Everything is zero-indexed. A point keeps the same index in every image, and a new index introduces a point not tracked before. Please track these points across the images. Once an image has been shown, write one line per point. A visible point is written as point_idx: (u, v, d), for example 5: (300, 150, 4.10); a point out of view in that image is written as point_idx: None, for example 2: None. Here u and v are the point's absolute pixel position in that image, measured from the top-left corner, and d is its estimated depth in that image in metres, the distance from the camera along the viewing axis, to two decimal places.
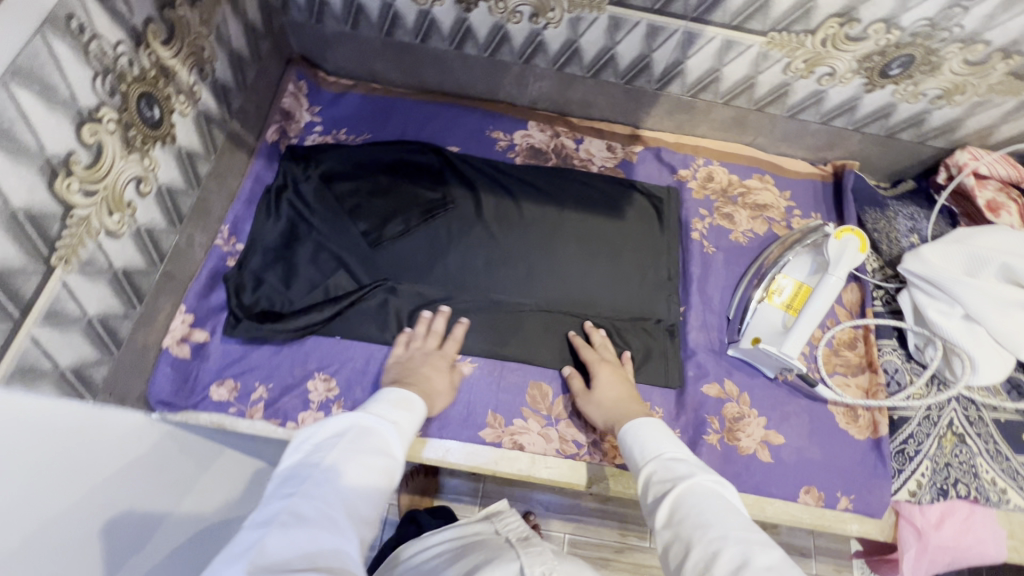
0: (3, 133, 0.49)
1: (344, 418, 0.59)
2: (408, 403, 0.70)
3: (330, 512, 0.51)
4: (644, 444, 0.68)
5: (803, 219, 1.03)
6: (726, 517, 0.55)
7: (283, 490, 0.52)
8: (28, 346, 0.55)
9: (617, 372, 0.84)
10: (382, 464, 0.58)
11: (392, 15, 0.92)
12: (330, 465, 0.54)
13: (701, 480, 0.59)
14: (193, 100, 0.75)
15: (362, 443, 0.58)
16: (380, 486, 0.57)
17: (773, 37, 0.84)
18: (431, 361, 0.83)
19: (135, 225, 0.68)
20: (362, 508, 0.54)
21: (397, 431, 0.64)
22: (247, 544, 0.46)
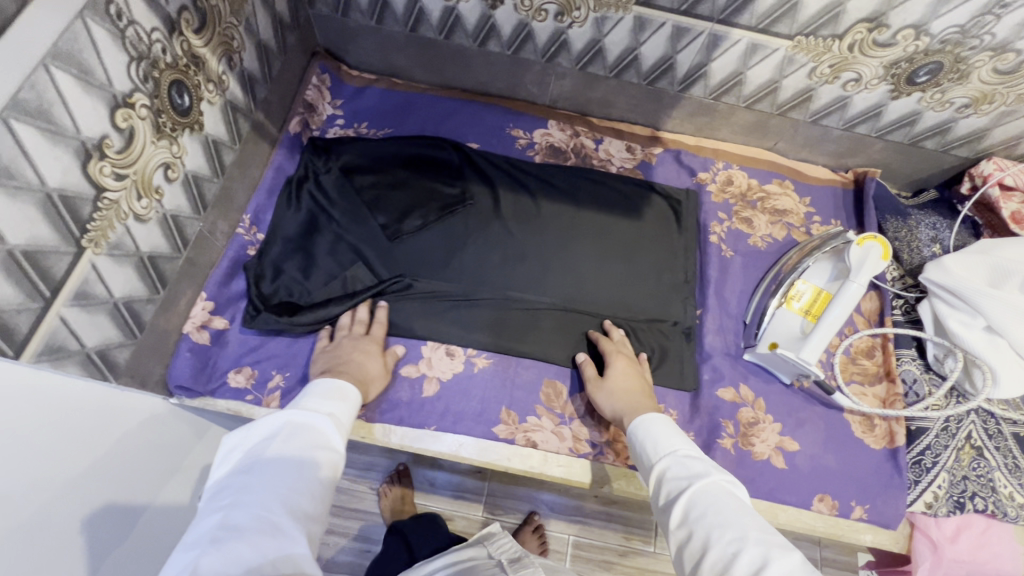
0: (43, 115, 0.49)
1: (272, 421, 0.60)
2: (342, 392, 0.71)
3: (269, 516, 0.51)
4: (655, 440, 0.67)
5: (822, 225, 1.02)
6: (744, 518, 0.55)
7: (215, 505, 0.52)
8: (56, 325, 0.56)
9: (635, 367, 0.84)
10: (319, 458, 0.59)
11: (418, 11, 0.92)
12: (262, 470, 0.55)
13: (716, 479, 0.59)
14: (221, 89, 0.76)
15: (295, 440, 0.59)
16: (321, 479, 0.58)
17: (800, 41, 0.83)
18: (359, 346, 0.82)
19: (162, 211, 0.69)
20: (306, 504, 0.55)
21: (334, 424, 0.65)
22: (182, 567, 0.46)
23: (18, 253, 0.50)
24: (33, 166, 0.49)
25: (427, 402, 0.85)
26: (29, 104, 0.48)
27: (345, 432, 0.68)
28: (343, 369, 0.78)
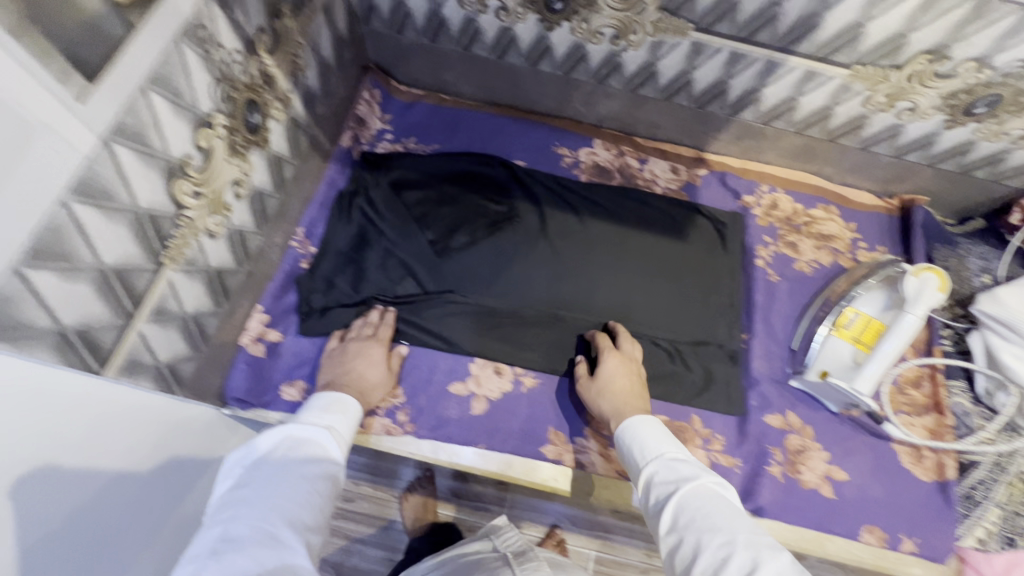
0: (139, 136, 0.50)
1: (273, 436, 0.63)
2: (342, 406, 0.73)
3: (269, 525, 0.52)
4: (646, 444, 0.68)
5: (868, 251, 1.02)
6: (734, 521, 0.55)
7: (219, 516, 0.54)
8: (136, 340, 0.57)
9: (628, 364, 0.83)
10: (319, 471, 0.61)
11: (473, 30, 0.93)
12: (262, 483, 0.57)
13: (705, 482, 0.60)
14: (287, 106, 0.77)
15: (294, 454, 0.61)
16: (321, 491, 0.59)
17: (858, 70, 0.83)
18: (365, 351, 0.82)
19: (230, 227, 0.70)
20: (307, 514, 0.56)
21: (332, 437, 0.67)
22: None
23: (109, 269, 0.51)
24: (128, 186, 0.50)
25: (475, 420, 0.86)
26: (129, 127, 0.49)
27: (344, 444, 0.70)
28: (346, 385, 0.78)
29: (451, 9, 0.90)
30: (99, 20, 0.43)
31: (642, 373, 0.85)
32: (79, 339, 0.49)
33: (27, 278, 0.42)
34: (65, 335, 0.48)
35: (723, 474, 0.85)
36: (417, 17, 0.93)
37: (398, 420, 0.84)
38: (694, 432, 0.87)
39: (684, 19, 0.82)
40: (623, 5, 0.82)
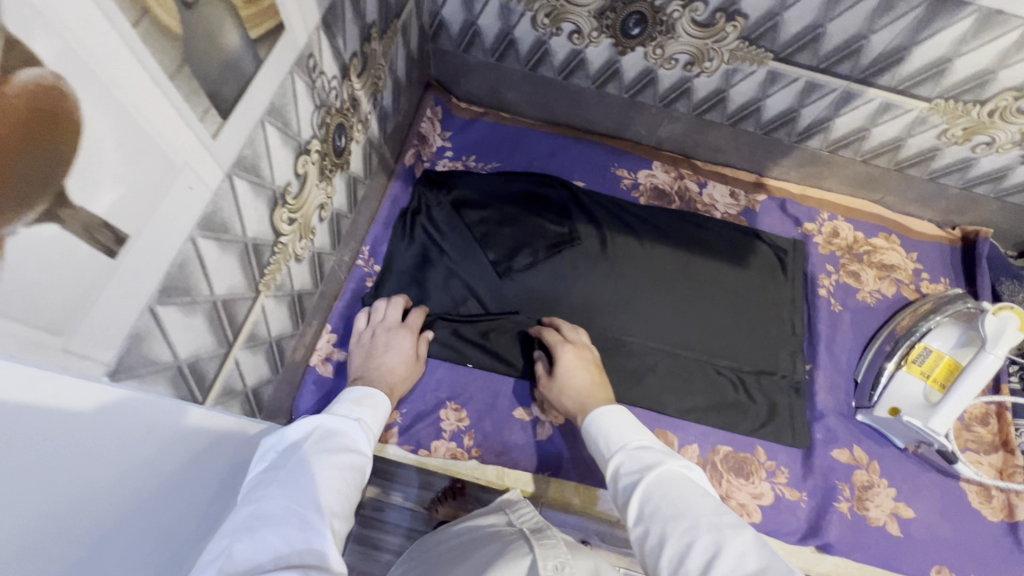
0: (253, 168, 0.50)
1: (306, 424, 0.62)
2: (373, 399, 0.72)
3: (298, 509, 0.52)
4: (614, 434, 0.67)
5: (931, 283, 1.01)
6: (697, 506, 0.55)
7: (252, 496, 0.54)
8: (232, 368, 0.57)
9: (584, 354, 0.82)
10: (349, 460, 0.60)
11: (543, 51, 0.92)
12: (294, 468, 0.56)
13: (668, 468, 0.60)
14: (366, 127, 0.77)
15: (326, 443, 0.61)
16: (350, 480, 0.59)
17: (938, 104, 0.82)
18: (394, 343, 0.81)
19: (312, 250, 0.69)
20: (335, 502, 0.55)
21: (362, 428, 0.67)
22: (216, 553, 0.46)
23: (219, 301, 0.50)
24: (240, 217, 0.50)
25: (540, 446, 0.85)
26: (247, 159, 0.48)
27: (374, 438, 0.69)
28: (375, 378, 0.78)
29: (524, 30, 0.89)
30: (235, 57, 0.42)
31: (596, 356, 0.84)
32: (190, 371, 0.49)
33: (157, 314, 0.42)
34: (179, 369, 0.47)
35: (789, 508, 0.84)
36: (486, 37, 0.93)
37: (463, 445, 0.84)
38: (758, 464, 0.86)
39: (764, 48, 0.81)
40: (703, 33, 0.81)
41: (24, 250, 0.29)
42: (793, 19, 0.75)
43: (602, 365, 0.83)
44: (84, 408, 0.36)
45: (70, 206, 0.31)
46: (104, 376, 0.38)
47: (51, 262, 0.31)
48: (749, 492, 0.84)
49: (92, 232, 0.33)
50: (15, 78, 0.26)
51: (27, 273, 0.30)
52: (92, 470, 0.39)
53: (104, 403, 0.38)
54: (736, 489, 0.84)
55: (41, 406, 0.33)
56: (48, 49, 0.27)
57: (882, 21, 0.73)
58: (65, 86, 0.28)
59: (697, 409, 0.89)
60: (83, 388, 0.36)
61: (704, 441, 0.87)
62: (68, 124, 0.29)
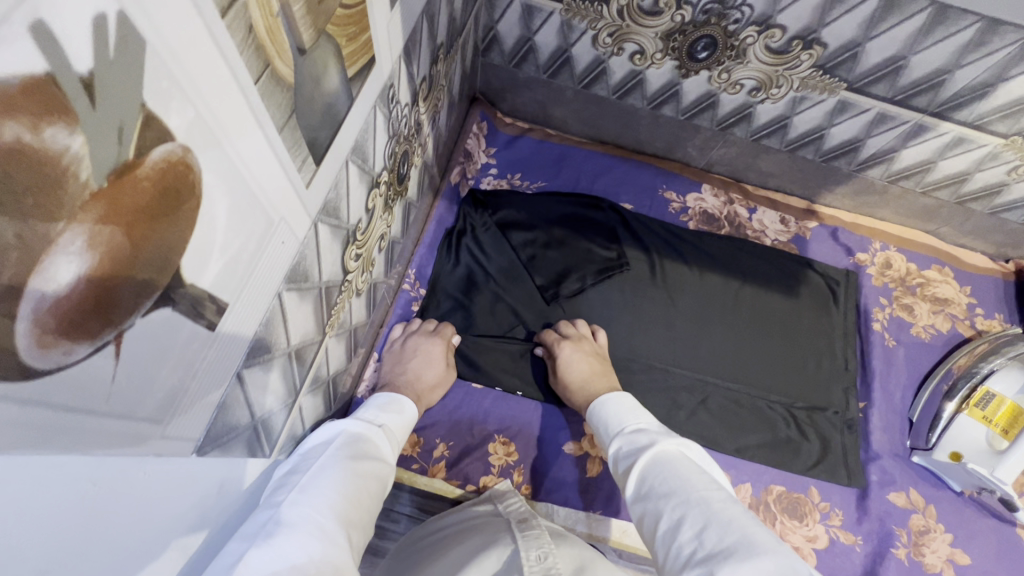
0: (334, 211, 0.46)
1: (331, 429, 0.56)
2: (400, 405, 0.66)
3: (318, 518, 0.44)
4: (613, 420, 0.65)
5: (986, 319, 0.98)
6: (689, 482, 0.51)
7: (273, 499, 0.46)
8: (296, 415, 0.54)
9: (582, 347, 0.81)
10: (373, 469, 0.54)
11: (600, 70, 0.89)
12: (317, 473, 0.49)
13: (662, 447, 0.56)
14: (423, 149, 0.73)
15: (351, 448, 0.54)
16: (371, 491, 0.51)
17: (1014, 141, 0.80)
18: (422, 350, 0.80)
19: (370, 281, 0.66)
20: (354, 513, 0.47)
21: (385, 435, 0.60)
22: (229, 559, 0.38)
23: (293, 351, 0.47)
24: (319, 262, 0.46)
25: (591, 484, 0.82)
26: (331, 204, 0.45)
27: (397, 448, 0.62)
28: (403, 386, 0.77)
29: (582, 48, 0.86)
30: (333, 99, 0.39)
31: (599, 350, 0.83)
32: (260, 431, 0.46)
33: (243, 379, 0.39)
34: (254, 429, 0.44)
35: (844, 552, 0.81)
36: (541, 53, 0.89)
37: (512, 480, 0.81)
38: (812, 505, 0.83)
39: (838, 78, 0.77)
40: (775, 60, 0.78)
41: (138, 345, 0.26)
42: (875, 50, 0.72)
43: (605, 359, 0.82)
44: (151, 468, 0.31)
45: (182, 285, 0.28)
46: (193, 453, 0.35)
47: (161, 353, 0.28)
48: (803, 534, 0.81)
49: (199, 308, 0.30)
50: (146, 159, 0.22)
51: (139, 368, 0.27)
52: (178, 525, 0.36)
53: (183, 480, 0.35)
54: (790, 531, 0.81)
55: (117, 481, 0.28)
56: (181, 121, 0.24)
57: (970, 57, 0.70)
58: (192, 158, 0.25)
59: (750, 447, 0.86)
60: (168, 473, 0.33)
61: (757, 480, 0.84)
62: (189, 200, 0.26)
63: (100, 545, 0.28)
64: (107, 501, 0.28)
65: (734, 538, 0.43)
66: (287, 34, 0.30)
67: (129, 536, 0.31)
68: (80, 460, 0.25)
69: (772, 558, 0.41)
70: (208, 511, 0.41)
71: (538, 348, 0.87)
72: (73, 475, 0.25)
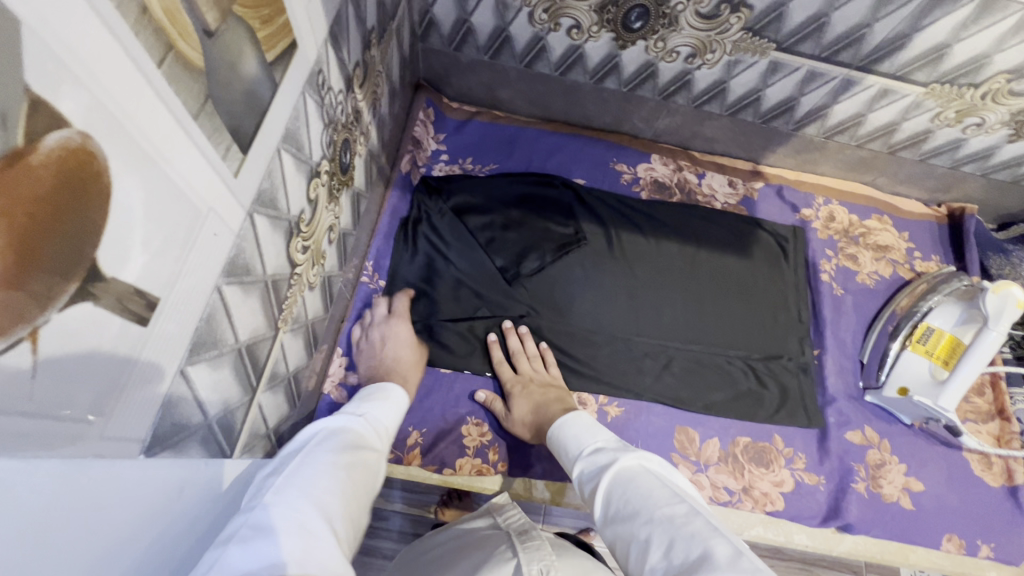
0: (271, 201, 0.45)
1: (311, 425, 0.55)
2: (385, 393, 0.67)
3: (297, 513, 0.43)
4: (573, 444, 0.65)
5: (924, 261, 1.03)
6: (651, 498, 0.51)
7: (251, 501, 0.45)
8: (256, 413, 0.53)
9: (531, 388, 0.80)
10: (357, 460, 0.53)
11: (540, 48, 0.89)
12: (298, 468, 0.48)
13: (622, 464, 0.56)
14: (366, 138, 0.73)
15: (334, 441, 0.54)
16: (356, 482, 0.51)
17: (934, 89, 0.84)
18: (393, 334, 0.81)
19: (323, 276, 0.66)
20: (336, 505, 0.47)
21: (369, 426, 0.60)
22: (204, 566, 0.37)
23: (243, 347, 0.46)
24: (260, 255, 0.46)
25: None
26: (266, 194, 0.44)
27: (385, 438, 0.62)
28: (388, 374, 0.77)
29: (520, 26, 0.86)
30: (253, 84, 0.38)
31: (551, 381, 0.83)
32: (218, 427, 0.45)
33: (189, 376, 0.38)
34: (209, 427, 0.44)
35: (809, 493, 0.85)
36: (480, 34, 0.89)
37: (488, 460, 0.82)
38: (777, 452, 0.87)
39: (768, 39, 0.80)
40: (706, 25, 0.80)
41: (57, 340, 0.25)
42: (798, 9, 0.75)
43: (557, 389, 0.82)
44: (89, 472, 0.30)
45: (102, 279, 0.27)
46: (140, 454, 0.35)
47: (89, 347, 0.27)
48: (771, 480, 0.85)
49: (125, 303, 0.29)
50: (40, 145, 0.22)
51: (66, 361, 0.26)
52: (144, 531, 0.35)
53: (137, 484, 0.34)
54: (758, 478, 0.85)
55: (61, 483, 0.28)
56: (75, 106, 0.23)
57: (886, 10, 0.73)
58: (93, 145, 0.25)
59: (716, 403, 0.89)
60: (118, 477, 0.33)
61: (724, 434, 0.88)
62: (97, 187, 0.25)
63: (68, 547, 0.28)
64: (60, 511, 0.27)
65: (699, 553, 0.44)
66: (189, 16, 0.29)
67: (95, 542, 0.31)
68: (9, 465, 0.24)
69: (733, 569, 0.42)
70: (177, 516, 0.39)
71: (481, 391, 0.84)
72: (5, 481, 0.24)
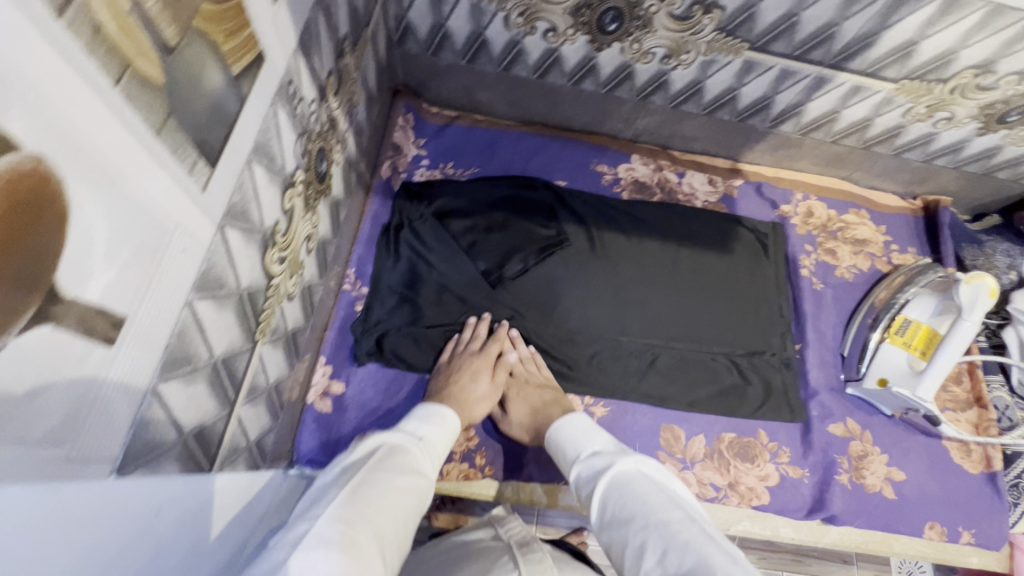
0: (244, 214, 0.45)
1: (370, 445, 0.62)
2: (441, 417, 0.72)
3: (353, 531, 0.49)
4: (571, 447, 0.66)
5: (901, 254, 1.05)
6: (646, 504, 0.52)
7: (315, 508, 0.52)
8: (236, 427, 0.53)
9: (525, 390, 0.83)
10: (409, 482, 0.59)
11: (516, 51, 0.90)
12: (356, 485, 0.55)
13: (619, 468, 0.58)
14: (343, 147, 0.72)
15: (388, 462, 0.60)
16: (406, 503, 0.57)
17: (904, 85, 0.86)
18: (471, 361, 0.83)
19: (302, 286, 0.66)
20: (385, 527, 0.52)
21: (422, 448, 0.66)
22: (274, 564, 0.44)
23: (219, 361, 0.46)
24: (234, 268, 0.45)
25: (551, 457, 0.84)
26: (237, 207, 0.44)
27: (437, 460, 0.67)
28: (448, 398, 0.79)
29: (496, 30, 0.86)
30: (219, 98, 0.38)
31: (546, 382, 0.85)
32: (195, 442, 0.45)
33: (162, 394, 0.38)
34: (185, 443, 0.43)
35: (793, 486, 0.86)
36: (457, 39, 0.89)
37: (475, 464, 0.83)
38: (761, 447, 0.88)
39: (741, 39, 0.81)
40: (680, 26, 0.80)
41: (13, 364, 0.25)
42: (769, 9, 0.76)
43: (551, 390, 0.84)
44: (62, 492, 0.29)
45: (61, 302, 0.27)
46: (112, 474, 0.34)
47: (49, 373, 0.27)
48: (756, 475, 0.86)
49: (87, 324, 0.29)
50: None
51: (28, 388, 0.26)
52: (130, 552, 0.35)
53: (114, 506, 0.34)
54: (743, 473, 0.86)
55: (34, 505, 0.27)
56: (27, 127, 0.23)
57: (854, 9, 0.74)
58: (48, 166, 0.24)
59: (701, 400, 0.89)
60: (90, 501, 0.32)
61: (709, 431, 0.89)
62: (53, 208, 0.25)
63: (55, 573, 0.28)
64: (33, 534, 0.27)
65: (691, 560, 0.44)
66: (146, 33, 0.29)
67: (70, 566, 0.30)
68: None
69: None
70: (162, 537, 0.38)
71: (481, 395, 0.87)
72: None
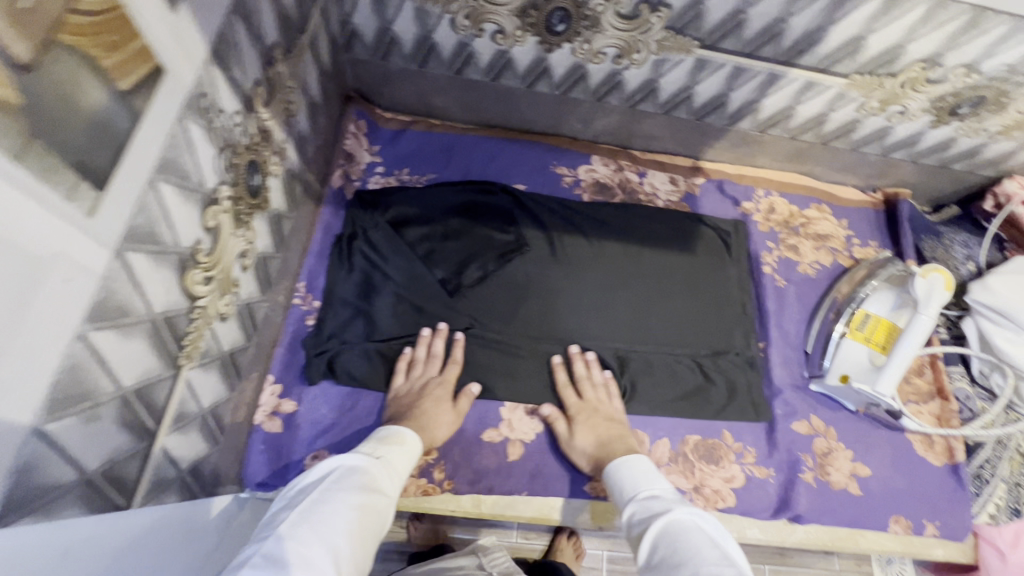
0: (152, 237, 0.43)
1: (328, 466, 0.59)
2: (401, 437, 0.68)
3: (308, 550, 0.49)
4: (626, 483, 0.65)
5: (862, 247, 1.05)
6: (701, 556, 0.51)
7: (265, 533, 0.52)
8: (160, 459, 0.50)
9: (596, 419, 0.81)
10: (368, 501, 0.56)
11: (467, 54, 0.88)
12: (313, 504, 0.53)
13: (677, 515, 0.56)
14: (282, 158, 0.70)
15: (345, 482, 0.57)
16: (365, 524, 0.54)
17: (856, 80, 0.86)
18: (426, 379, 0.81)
19: (239, 304, 0.63)
20: (346, 546, 0.51)
21: (383, 467, 0.62)
22: None
23: (129, 393, 0.43)
24: (141, 294, 0.43)
25: (513, 467, 0.82)
26: (141, 230, 0.41)
27: (400, 480, 0.64)
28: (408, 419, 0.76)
29: (444, 33, 0.84)
30: (102, 116, 0.35)
31: (614, 413, 0.83)
32: (105, 480, 0.43)
33: (51, 435, 0.35)
34: (90, 482, 0.41)
35: (759, 486, 0.86)
36: (405, 43, 0.87)
37: (434, 479, 0.80)
38: (726, 448, 0.87)
39: (690, 37, 0.80)
40: (628, 26, 0.79)
41: None
42: (715, 7, 0.75)
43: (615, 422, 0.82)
44: None
45: None
46: None
47: None
48: (721, 477, 0.86)
49: None
50: None
51: None
52: None
53: None
54: (708, 476, 0.85)
55: None
56: None
57: (800, 5, 0.74)
58: None
59: (665, 403, 0.88)
60: None
61: (673, 434, 0.87)
62: None
63: None
64: None
65: None
66: None
67: None
68: None
69: None
70: None
71: (546, 406, 0.84)
72: None
